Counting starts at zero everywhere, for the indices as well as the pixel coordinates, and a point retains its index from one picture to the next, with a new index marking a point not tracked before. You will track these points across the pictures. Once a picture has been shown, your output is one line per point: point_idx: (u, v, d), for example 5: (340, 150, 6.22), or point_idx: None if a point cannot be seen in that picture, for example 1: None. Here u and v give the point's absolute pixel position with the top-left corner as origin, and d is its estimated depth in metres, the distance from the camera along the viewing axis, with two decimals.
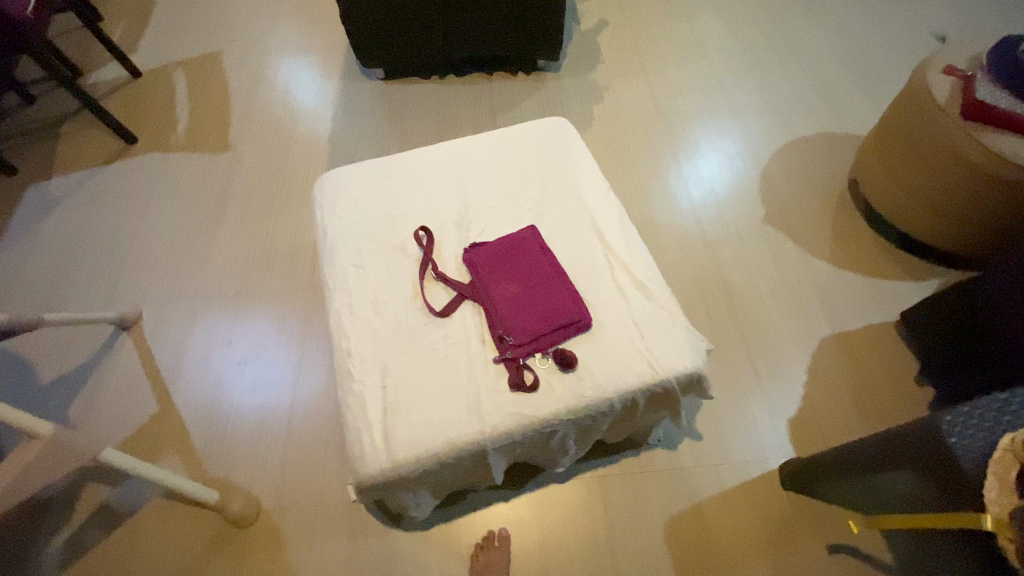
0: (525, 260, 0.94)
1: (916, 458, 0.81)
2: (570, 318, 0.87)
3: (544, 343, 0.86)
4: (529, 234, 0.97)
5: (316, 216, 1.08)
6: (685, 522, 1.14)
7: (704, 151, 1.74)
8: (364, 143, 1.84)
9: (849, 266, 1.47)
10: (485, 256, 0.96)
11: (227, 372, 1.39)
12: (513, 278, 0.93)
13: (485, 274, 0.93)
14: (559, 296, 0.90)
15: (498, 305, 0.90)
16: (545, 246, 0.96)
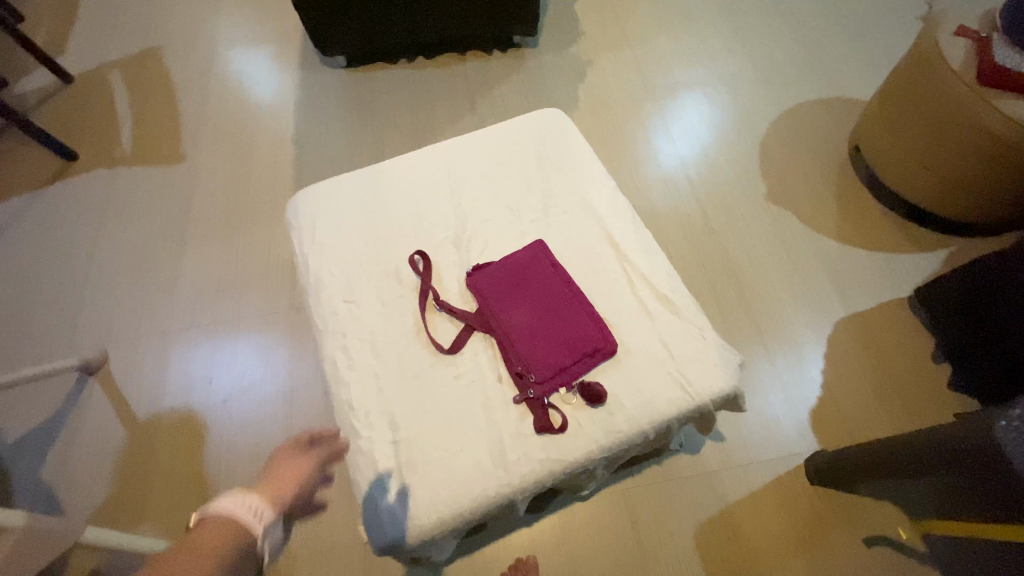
0: (538, 282, 0.87)
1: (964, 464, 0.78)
2: (593, 347, 0.80)
3: (569, 376, 0.79)
4: (538, 253, 0.89)
5: (294, 244, 0.96)
6: (715, 528, 1.11)
7: (699, 126, 1.64)
8: (333, 141, 1.69)
9: (858, 242, 1.41)
10: (491, 280, 0.87)
11: (211, 410, 1.28)
12: (526, 304, 0.85)
13: (494, 301, 0.85)
14: (578, 320, 0.83)
15: (514, 336, 0.82)
16: (557, 265, 0.88)
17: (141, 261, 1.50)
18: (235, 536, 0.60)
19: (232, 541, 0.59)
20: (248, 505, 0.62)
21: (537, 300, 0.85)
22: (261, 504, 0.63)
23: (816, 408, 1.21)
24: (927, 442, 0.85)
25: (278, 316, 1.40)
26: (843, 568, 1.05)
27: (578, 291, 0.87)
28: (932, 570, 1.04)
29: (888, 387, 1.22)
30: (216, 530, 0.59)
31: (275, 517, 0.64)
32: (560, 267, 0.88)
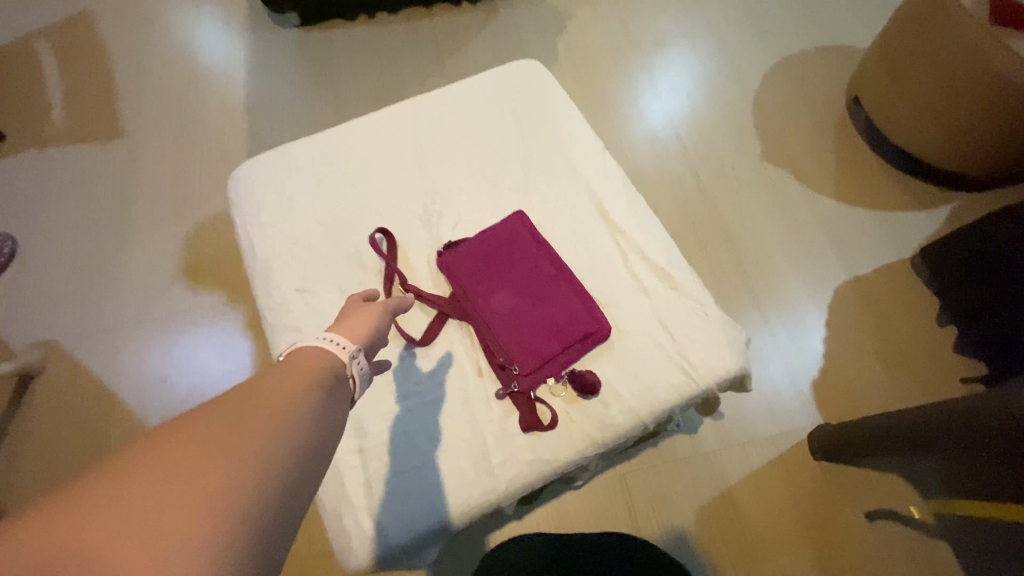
0: (519, 260, 0.77)
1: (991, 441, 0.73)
2: (583, 332, 0.72)
3: (557, 366, 0.72)
4: (518, 227, 0.79)
5: (238, 226, 0.84)
6: (717, 511, 1.05)
7: (689, 80, 1.52)
8: (290, 109, 1.53)
9: (858, 200, 1.33)
10: (466, 259, 0.77)
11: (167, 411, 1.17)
12: (507, 287, 0.76)
13: (470, 284, 0.76)
14: (566, 303, 0.74)
15: (494, 324, 0.74)
16: (540, 240, 0.79)
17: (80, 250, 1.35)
18: (321, 362, 0.46)
19: (324, 364, 0.46)
20: (327, 335, 0.49)
21: (518, 282, 0.77)
22: (340, 336, 0.50)
23: (818, 379, 1.15)
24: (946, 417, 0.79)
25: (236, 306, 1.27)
26: (848, 543, 1.02)
27: (564, 268, 0.78)
28: (940, 541, 1.00)
29: (891, 353, 1.16)
30: (302, 355, 0.46)
31: (359, 345, 0.51)
32: (544, 242, 0.79)
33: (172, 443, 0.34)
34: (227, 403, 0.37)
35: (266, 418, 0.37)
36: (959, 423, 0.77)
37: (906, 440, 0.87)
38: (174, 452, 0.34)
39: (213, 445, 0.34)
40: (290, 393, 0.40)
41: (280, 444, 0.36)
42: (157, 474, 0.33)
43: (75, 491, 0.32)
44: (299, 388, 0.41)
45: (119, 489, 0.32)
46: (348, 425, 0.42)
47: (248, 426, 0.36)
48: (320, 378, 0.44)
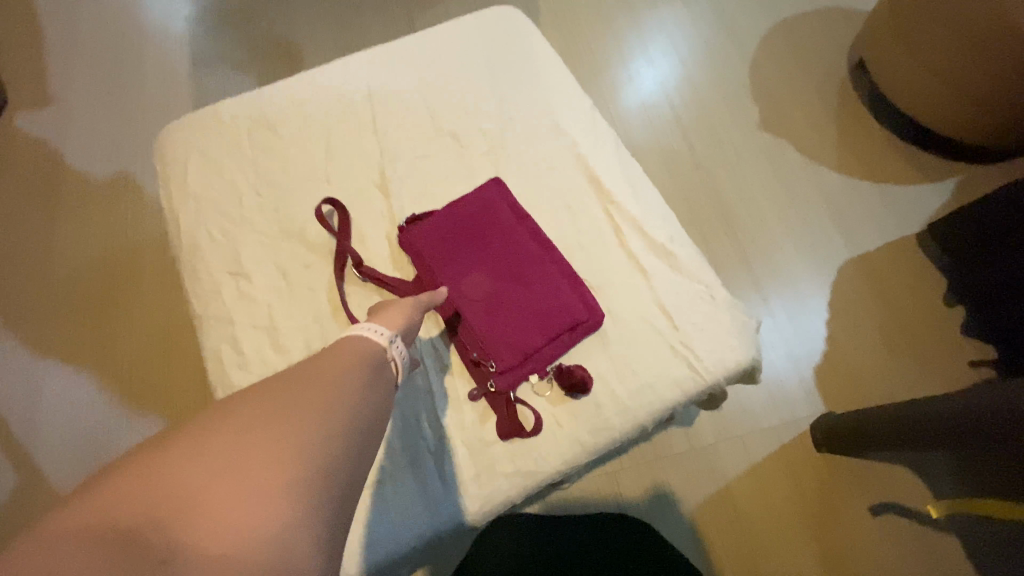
0: (496, 236, 0.66)
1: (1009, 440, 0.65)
2: (571, 320, 0.62)
3: (541, 361, 0.62)
4: (494, 197, 0.68)
5: (162, 199, 0.71)
6: (714, 508, 0.97)
7: (681, 42, 1.40)
8: (241, 74, 1.38)
9: (862, 172, 1.24)
10: (432, 235, 0.66)
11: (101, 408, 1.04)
12: (482, 268, 0.65)
13: (438, 266, 0.65)
14: (551, 286, 0.64)
15: (467, 313, 0.63)
16: (520, 212, 0.68)
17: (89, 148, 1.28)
18: (364, 351, 0.50)
19: (367, 350, 0.51)
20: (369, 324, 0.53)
21: (495, 261, 0.66)
22: (381, 325, 0.54)
23: (821, 364, 1.07)
24: (960, 413, 0.71)
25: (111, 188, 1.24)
26: (853, 540, 0.95)
27: (548, 244, 0.67)
28: (948, 536, 0.94)
29: (897, 336, 1.09)
30: (347, 343, 0.52)
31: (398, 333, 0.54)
32: (524, 215, 0.68)
33: (243, 416, 0.41)
34: (281, 382, 0.44)
35: (314, 396, 0.43)
36: (975, 420, 0.69)
37: (912, 432, 0.80)
38: (245, 424, 0.41)
39: (275, 419, 0.41)
40: (333, 375, 0.46)
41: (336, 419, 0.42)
42: (233, 441, 0.39)
43: (172, 449, 0.39)
44: (343, 371, 0.47)
45: (202, 450, 0.39)
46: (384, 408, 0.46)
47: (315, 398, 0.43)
48: (363, 363, 0.49)
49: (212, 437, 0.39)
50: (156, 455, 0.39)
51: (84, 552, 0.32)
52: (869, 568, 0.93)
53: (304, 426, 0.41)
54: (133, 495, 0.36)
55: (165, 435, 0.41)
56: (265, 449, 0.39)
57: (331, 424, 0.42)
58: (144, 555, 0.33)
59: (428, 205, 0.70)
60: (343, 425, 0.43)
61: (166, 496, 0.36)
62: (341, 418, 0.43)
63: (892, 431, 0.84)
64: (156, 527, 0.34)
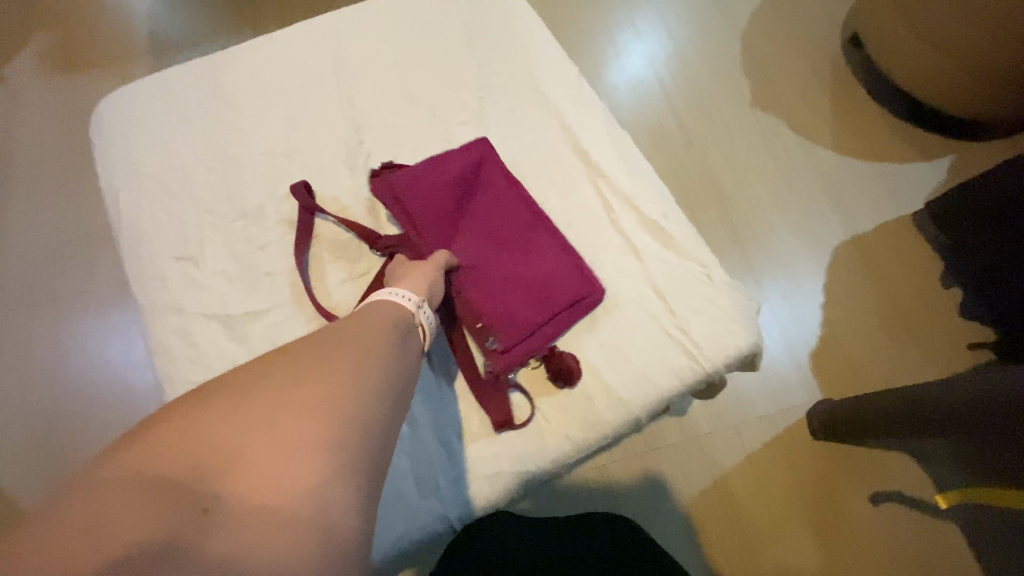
0: (487, 203, 0.61)
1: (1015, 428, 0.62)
2: (572, 296, 0.57)
3: (544, 339, 0.56)
4: (482, 159, 0.62)
5: (101, 177, 0.64)
6: (710, 500, 0.93)
7: (670, 16, 1.34)
8: (202, 51, 1.28)
9: (857, 151, 1.20)
10: (417, 197, 0.59)
11: (53, 391, 0.98)
12: (473, 237, 0.59)
13: (425, 234, 0.59)
14: (550, 258, 0.59)
15: (456, 287, 0.57)
16: (511, 177, 0.62)
17: None
18: (387, 316, 0.48)
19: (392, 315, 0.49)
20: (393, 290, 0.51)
21: (487, 231, 0.60)
22: (404, 291, 0.52)
23: (818, 349, 1.03)
24: (959, 399, 0.68)
25: None
26: (852, 530, 0.92)
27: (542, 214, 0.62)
28: (948, 525, 0.91)
29: (894, 319, 1.05)
30: (374, 306, 0.50)
31: (424, 298, 0.52)
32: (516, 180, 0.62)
33: (277, 379, 0.41)
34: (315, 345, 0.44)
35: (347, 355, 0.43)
36: (977, 407, 0.66)
37: (909, 418, 0.76)
38: (280, 386, 0.41)
39: (310, 377, 0.41)
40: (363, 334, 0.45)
41: (367, 381, 0.42)
42: (269, 403, 0.39)
43: (208, 409, 0.39)
44: (373, 334, 0.46)
45: (242, 404, 0.39)
46: (395, 383, 0.44)
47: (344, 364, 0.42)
48: (390, 330, 0.47)
49: (247, 399, 0.40)
50: (199, 406, 0.40)
51: (134, 500, 0.34)
52: (870, 560, 0.90)
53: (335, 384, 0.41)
54: (178, 444, 0.37)
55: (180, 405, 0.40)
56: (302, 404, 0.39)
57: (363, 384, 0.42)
58: (187, 505, 0.34)
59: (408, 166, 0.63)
60: (376, 386, 0.42)
61: (209, 449, 0.37)
62: (371, 379, 0.42)
63: (889, 418, 0.80)
64: (192, 487, 0.35)
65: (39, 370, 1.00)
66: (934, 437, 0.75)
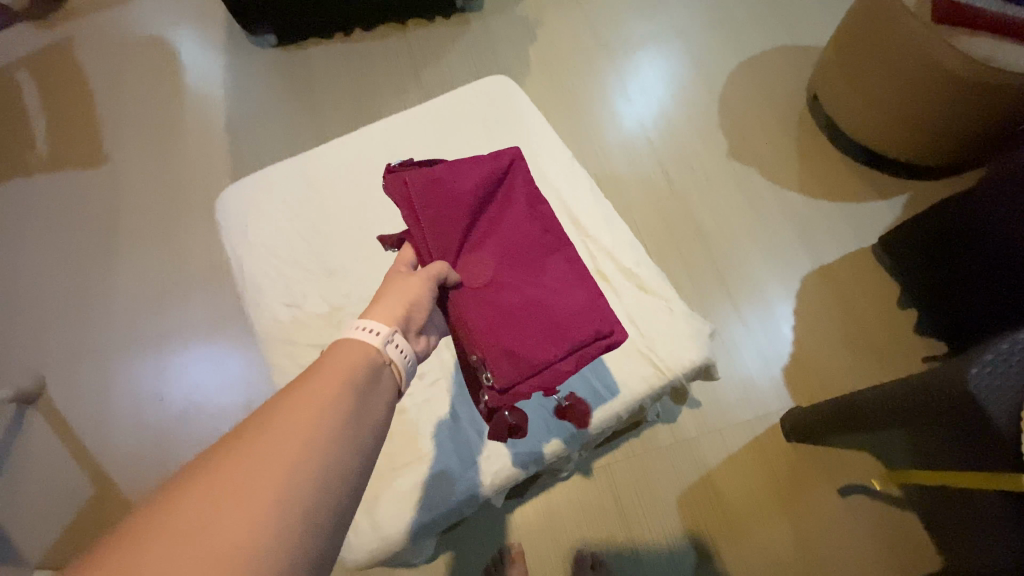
0: (513, 226, 0.67)
1: (950, 415, 0.74)
2: (585, 340, 0.63)
3: (552, 377, 0.61)
4: (511, 201, 0.69)
5: (226, 247, 0.88)
6: (699, 494, 1.10)
7: (656, 82, 1.57)
8: (269, 129, 1.55)
9: (821, 192, 1.40)
10: (447, 206, 0.64)
11: (157, 414, 1.22)
12: (495, 257, 0.65)
13: (448, 244, 0.64)
14: (570, 293, 0.66)
15: (473, 303, 0.62)
16: (536, 222, 0.69)
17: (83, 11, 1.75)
18: (347, 378, 0.47)
19: (358, 365, 0.49)
20: (361, 324, 0.52)
21: (509, 254, 0.66)
22: (370, 324, 0.53)
23: (789, 364, 1.21)
24: (883, 406, 0.87)
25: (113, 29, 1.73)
26: (823, 519, 1.07)
27: (559, 246, 0.70)
28: (908, 513, 1.06)
29: (856, 336, 1.23)
30: (338, 357, 0.49)
31: (394, 328, 0.53)
32: (543, 211, 0.70)
33: (208, 485, 0.37)
34: (255, 433, 0.41)
35: (310, 425, 0.42)
36: (899, 409, 0.83)
37: (854, 423, 0.95)
38: (210, 495, 0.37)
39: (271, 456, 0.39)
40: (330, 394, 0.45)
41: (312, 472, 0.39)
42: (197, 519, 0.36)
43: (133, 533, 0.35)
44: (321, 409, 0.43)
45: (174, 514, 0.36)
46: (351, 469, 0.42)
47: (285, 455, 0.39)
48: (345, 394, 0.45)
49: (172, 514, 0.36)
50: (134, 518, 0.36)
51: None
52: (841, 544, 1.05)
53: (300, 464, 0.39)
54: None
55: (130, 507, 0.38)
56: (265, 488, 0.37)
57: (328, 460, 0.41)
58: None
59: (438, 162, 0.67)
60: (344, 458, 0.42)
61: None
62: (328, 458, 0.41)
63: (839, 423, 0.99)
64: None
65: (147, 396, 1.24)
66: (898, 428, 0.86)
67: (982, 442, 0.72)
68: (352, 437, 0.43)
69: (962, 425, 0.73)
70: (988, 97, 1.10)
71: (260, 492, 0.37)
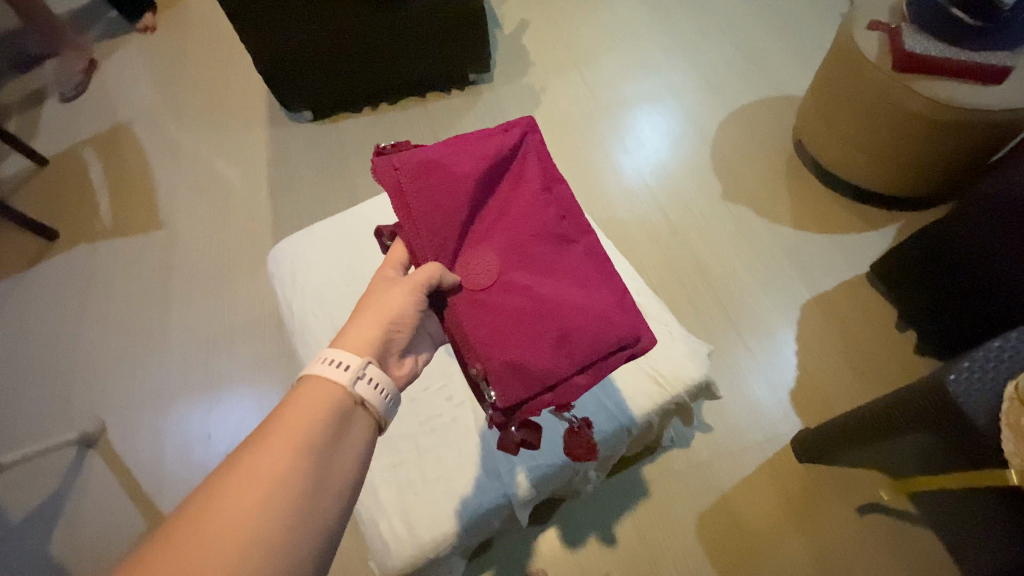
0: (511, 229, 0.72)
1: (931, 417, 0.79)
2: (589, 357, 0.68)
3: (564, 392, 0.67)
4: (511, 209, 0.73)
5: (279, 294, 1.01)
6: (715, 517, 1.14)
7: (652, 135, 1.72)
8: (306, 193, 1.74)
9: (813, 226, 1.50)
10: (440, 207, 0.70)
11: (203, 455, 1.32)
12: (497, 267, 0.70)
13: (445, 246, 0.70)
14: (567, 295, 0.70)
15: (479, 317, 0.68)
16: (536, 230, 0.72)
17: (138, 96, 2.01)
18: (313, 420, 0.55)
19: (327, 407, 0.56)
20: (331, 360, 0.59)
21: (510, 263, 0.70)
22: (344, 357, 0.59)
23: (795, 388, 1.27)
24: (884, 417, 0.89)
25: (162, 108, 1.98)
26: (839, 538, 1.10)
27: (560, 254, 0.74)
28: (924, 530, 1.08)
29: (858, 359, 1.29)
30: (309, 399, 0.56)
31: (365, 361, 0.59)
32: (538, 205, 0.74)
33: (198, 522, 0.46)
34: (237, 475, 0.49)
35: (276, 479, 0.49)
36: (896, 420, 0.86)
37: (860, 437, 0.97)
38: (198, 530, 0.46)
39: (240, 513, 0.47)
40: (297, 437, 0.53)
41: (279, 508, 0.48)
42: (187, 548, 0.45)
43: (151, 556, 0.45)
44: (288, 452, 0.51)
45: (172, 545, 0.45)
46: (320, 501, 0.50)
47: (259, 493, 0.48)
48: (311, 436, 0.53)
49: (174, 544, 0.45)
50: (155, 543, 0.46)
51: None
52: (859, 564, 1.07)
53: (269, 503, 0.48)
54: None
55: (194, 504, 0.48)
56: (238, 542, 0.46)
57: (293, 504, 0.49)
58: None
59: (429, 154, 0.73)
60: (310, 495, 0.50)
61: None
62: (295, 494, 0.49)
63: (845, 439, 1.01)
64: None
65: (194, 437, 1.34)
66: (891, 442, 0.91)
67: (975, 445, 0.75)
68: (316, 476, 0.51)
69: (954, 431, 0.77)
70: (968, 132, 1.21)
71: (238, 526, 0.46)
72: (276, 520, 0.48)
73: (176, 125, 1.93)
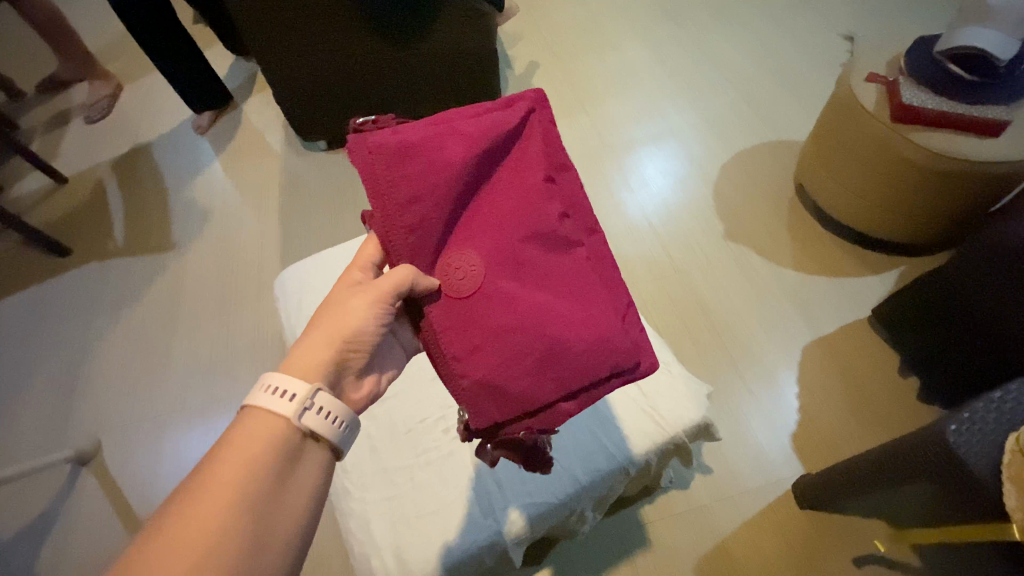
0: (499, 233, 0.70)
1: (926, 462, 0.78)
2: (575, 385, 0.68)
3: (545, 418, 0.68)
4: (502, 207, 0.71)
5: (283, 320, 1.03)
6: (713, 563, 1.11)
7: (654, 175, 1.76)
8: (315, 220, 1.77)
9: (815, 269, 1.51)
10: (419, 201, 0.69)
11: None
12: (482, 273, 0.68)
13: (423, 248, 0.69)
14: (556, 311, 0.69)
15: (462, 328, 0.68)
16: (528, 234, 0.70)
17: (159, 122, 2.08)
18: (261, 455, 0.57)
19: (274, 439, 0.58)
20: (276, 388, 0.60)
21: (498, 270, 0.69)
22: (290, 386, 0.61)
23: (797, 431, 1.26)
24: (886, 460, 0.87)
25: (181, 133, 2.05)
26: None
27: (554, 259, 0.72)
28: None
29: (859, 405, 1.28)
30: (254, 432, 0.58)
31: (312, 390, 0.61)
32: (531, 206, 0.71)
33: (151, 555, 0.50)
34: (189, 511, 0.52)
35: (221, 516, 0.52)
36: (898, 463, 0.84)
37: (861, 481, 0.95)
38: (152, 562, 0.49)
39: (188, 550, 0.50)
40: (243, 472, 0.55)
41: (226, 544, 0.51)
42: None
43: None
44: (233, 489, 0.54)
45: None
46: (270, 537, 0.54)
47: (209, 529, 0.51)
48: (258, 471, 0.56)
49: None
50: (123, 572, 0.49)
51: None
52: None
53: (215, 539, 0.51)
54: None
55: (159, 535, 0.51)
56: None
57: (240, 539, 0.52)
58: None
59: (411, 141, 0.70)
60: (256, 531, 0.53)
61: None
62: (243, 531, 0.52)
63: (847, 483, 0.99)
64: None
65: (188, 459, 1.34)
66: (890, 489, 0.89)
67: (978, 495, 0.74)
68: (262, 512, 0.54)
69: (956, 480, 0.75)
70: (967, 182, 1.23)
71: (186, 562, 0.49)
72: (224, 555, 0.51)
73: (193, 150, 1.99)
